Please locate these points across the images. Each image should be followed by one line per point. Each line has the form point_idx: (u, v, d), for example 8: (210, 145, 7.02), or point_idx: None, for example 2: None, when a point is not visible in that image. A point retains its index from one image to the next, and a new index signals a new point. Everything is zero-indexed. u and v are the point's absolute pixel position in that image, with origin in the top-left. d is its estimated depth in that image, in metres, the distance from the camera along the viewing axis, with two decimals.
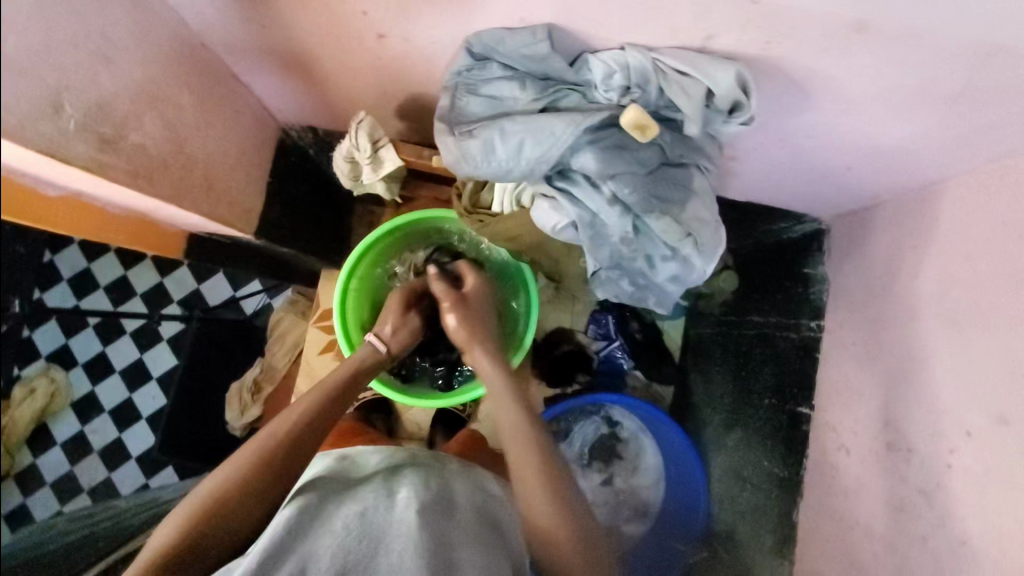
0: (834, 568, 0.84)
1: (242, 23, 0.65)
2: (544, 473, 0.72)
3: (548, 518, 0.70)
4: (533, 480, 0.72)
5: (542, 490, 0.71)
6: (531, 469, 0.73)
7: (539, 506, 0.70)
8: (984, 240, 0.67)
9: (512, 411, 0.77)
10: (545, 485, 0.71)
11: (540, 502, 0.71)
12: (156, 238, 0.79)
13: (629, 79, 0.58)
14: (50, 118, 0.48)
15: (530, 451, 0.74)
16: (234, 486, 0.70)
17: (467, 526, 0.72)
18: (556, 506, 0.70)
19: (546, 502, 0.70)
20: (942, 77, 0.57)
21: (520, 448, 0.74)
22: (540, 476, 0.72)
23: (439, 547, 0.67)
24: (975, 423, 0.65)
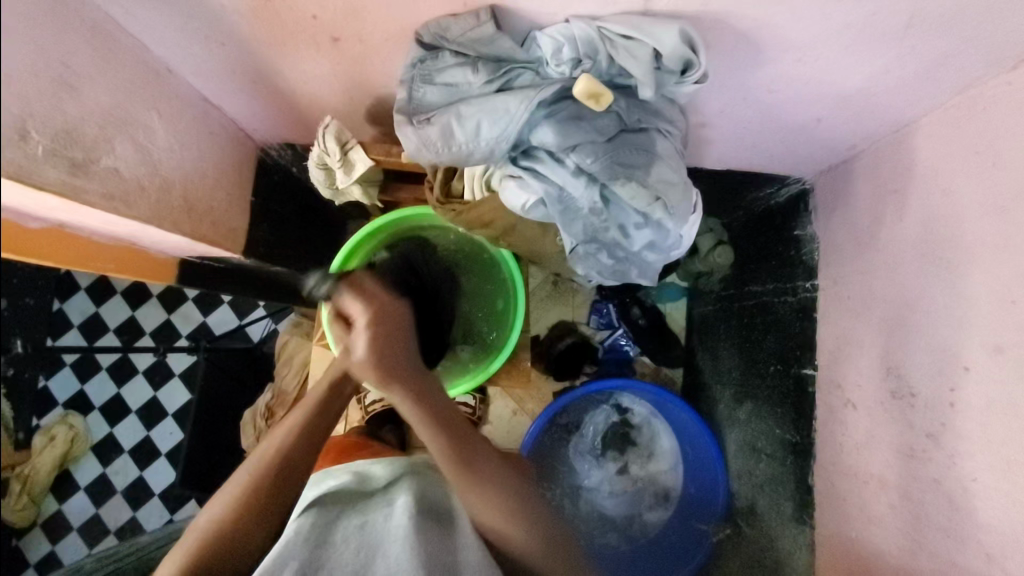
0: (854, 526, 0.82)
1: (203, 43, 0.67)
2: (490, 498, 0.71)
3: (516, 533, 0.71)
4: (490, 504, 0.71)
5: (501, 512, 0.71)
6: (490, 494, 0.71)
7: (504, 529, 0.71)
8: (960, 172, 0.67)
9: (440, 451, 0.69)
10: (492, 502, 0.71)
11: (503, 523, 0.71)
12: (152, 266, 0.79)
13: (578, 51, 0.59)
14: (18, 145, 0.50)
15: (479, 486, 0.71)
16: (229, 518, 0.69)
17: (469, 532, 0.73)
18: (527, 525, 0.71)
19: (509, 522, 0.71)
20: (887, 9, 0.57)
21: (462, 481, 0.70)
22: (486, 503, 0.71)
23: (436, 550, 0.69)
24: (971, 357, 0.64)
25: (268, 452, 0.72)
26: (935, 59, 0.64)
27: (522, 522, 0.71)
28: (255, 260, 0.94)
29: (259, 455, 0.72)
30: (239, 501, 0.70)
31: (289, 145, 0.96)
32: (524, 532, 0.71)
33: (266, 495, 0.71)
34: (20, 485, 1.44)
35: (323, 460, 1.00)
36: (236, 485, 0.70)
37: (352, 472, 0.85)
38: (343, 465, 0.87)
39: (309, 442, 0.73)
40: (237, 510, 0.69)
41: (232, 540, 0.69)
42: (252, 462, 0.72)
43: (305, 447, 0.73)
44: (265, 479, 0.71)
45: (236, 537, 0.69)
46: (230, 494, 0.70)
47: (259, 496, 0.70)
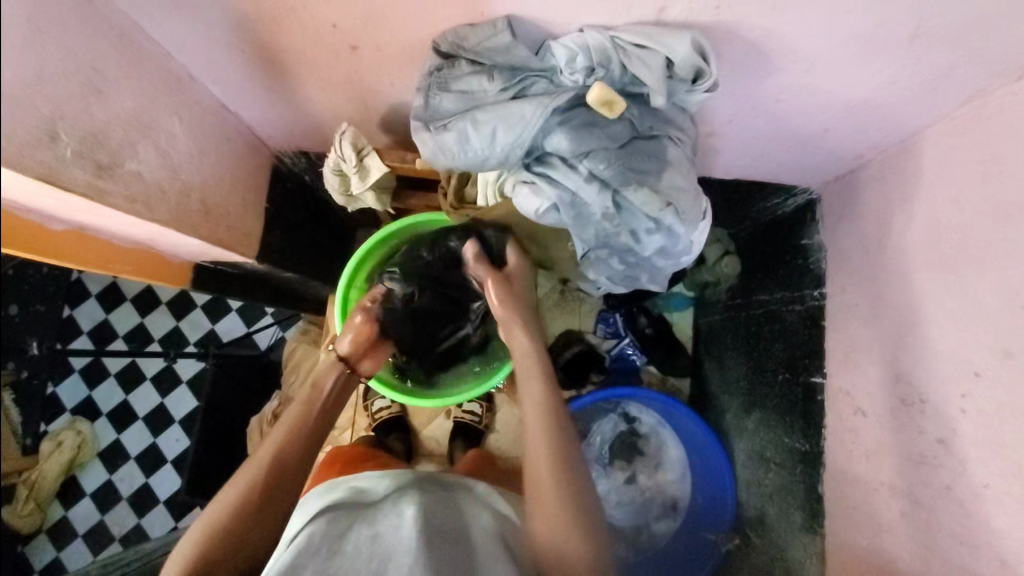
0: (866, 535, 0.81)
1: (224, 51, 0.69)
2: (562, 490, 0.73)
3: (559, 520, 0.71)
4: (549, 503, 0.72)
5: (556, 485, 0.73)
6: (548, 464, 0.74)
7: (559, 525, 0.71)
8: (968, 180, 0.67)
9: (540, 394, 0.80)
10: (559, 498, 0.72)
11: (550, 501, 0.72)
12: (162, 269, 0.81)
13: (592, 60, 0.60)
14: (46, 146, 0.51)
15: (548, 447, 0.75)
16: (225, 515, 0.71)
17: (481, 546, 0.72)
18: (569, 515, 0.71)
19: (558, 503, 0.72)
20: (894, 20, 0.59)
21: (540, 470, 0.74)
22: (554, 494, 0.72)
23: (449, 564, 0.68)
24: (982, 362, 0.64)
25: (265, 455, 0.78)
26: (940, 69, 0.65)
27: (564, 509, 0.71)
28: (268, 267, 0.95)
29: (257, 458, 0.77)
30: (244, 493, 0.73)
31: (303, 153, 0.98)
32: (573, 530, 0.70)
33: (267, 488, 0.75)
34: (27, 490, 1.44)
35: (329, 469, 0.99)
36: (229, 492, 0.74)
37: (358, 491, 0.85)
38: (347, 480, 0.88)
39: (301, 444, 0.81)
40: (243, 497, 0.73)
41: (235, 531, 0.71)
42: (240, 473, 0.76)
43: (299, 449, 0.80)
44: (266, 476, 0.76)
45: (239, 530, 0.71)
46: (233, 490, 0.74)
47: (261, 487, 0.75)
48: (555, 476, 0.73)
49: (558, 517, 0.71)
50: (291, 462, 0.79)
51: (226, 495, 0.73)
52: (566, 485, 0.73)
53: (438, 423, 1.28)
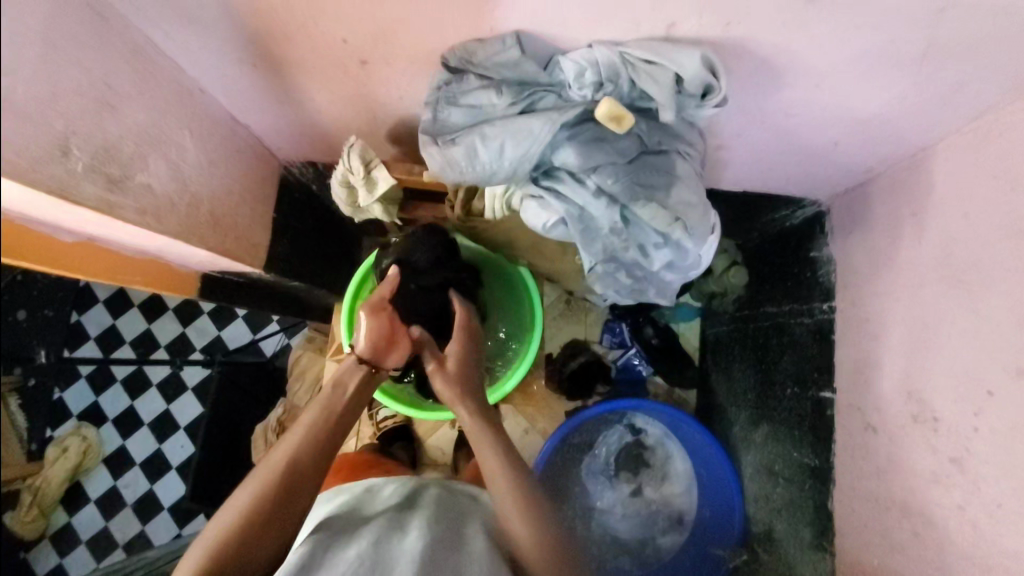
0: (876, 552, 0.80)
1: (234, 65, 0.69)
2: (525, 512, 0.72)
3: (523, 543, 0.71)
4: (518, 528, 0.72)
5: (526, 520, 0.72)
6: (508, 494, 0.73)
7: (527, 545, 0.71)
8: (980, 196, 0.67)
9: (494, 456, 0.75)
10: (524, 519, 0.72)
11: (521, 536, 0.72)
12: (171, 280, 0.81)
13: (600, 75, 0.61)
14: (60, 161, 0.52)
15: (502, 482, 0.74)
16: (245, 515, 0.67)
17: (482, 554, 0.71)
18: (539, 540, 0.71)
19: (528, 533, 0.72)
20: (906, 36, 0.58)
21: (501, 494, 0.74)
22: (519, 518, 0.72)
23: None
24: (995, 381, 0.63)
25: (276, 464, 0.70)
26: (952, 85, 0.65)
27: (534, 535, 0.71)
28: (275, 276, 0.96)
29: (268, 468, 0.70)
30: (263, 492, 0.69)
31: (311, 164, 0.98)
32: (541, 548, 0.71)
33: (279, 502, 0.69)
34: (31, 496, 1.44)
35: (334, 477, 0.99)
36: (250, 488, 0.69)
37: (362, 495, 0.84)
38: (354, 484, 0.88)
39: (315, 450, 0.73)
40: (253, 511, 0.67)
41: (256, 532, 0.67)
42: (261, 473, 0.70)
43: (313, 459, 0.73)
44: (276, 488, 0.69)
45: (245, 546, 0.66)
46: (251, 490, 0.69)
47: (274, 497, 0.69)
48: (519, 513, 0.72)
49: (530, 542, 0.71)
50: (306, 478, 0.71)
51: (243, 495, 0.68)
52: (534, 514, 0.72)
53: (441, 433, 1.27)
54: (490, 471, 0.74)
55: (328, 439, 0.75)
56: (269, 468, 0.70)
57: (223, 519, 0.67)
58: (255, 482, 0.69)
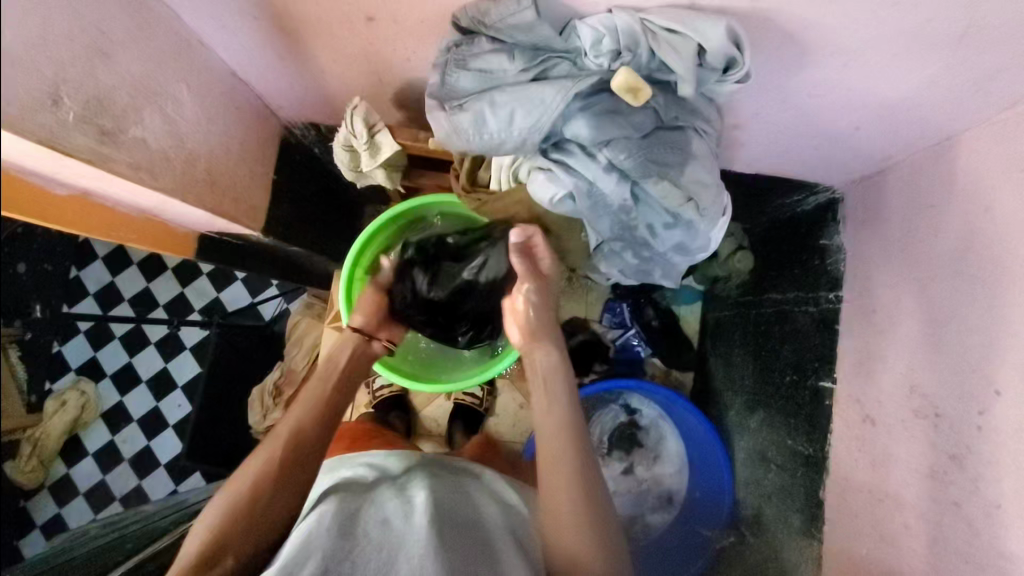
0: (866, 543, 0.81)
1: (235, 17, 0.66)
2: (581, 504, 0.69)
3: (572, 539, 0.68)
4: (569, 528, 0.68)
5: (574, 483, 0.70)
6: (565, 485, 0.70)
7: (579, 542, 0.68)
8: (1002, 190, 0.64)
9: (563, 395, 0.77)
10: (578, 514, 0.69)
11: (567, 503, 0.69)
12: (168, 239, 0.78)
13: (619, 43, 0.57)
14: (49, 110, 0.50)
15: (565, 466, 0.71)
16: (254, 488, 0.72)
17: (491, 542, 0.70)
18: (585, 530, 0.68)
19: (571, 503, 0.69)
20: (942, 17, 0.55)
21: (556, 484, 0.71)
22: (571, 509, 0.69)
23: (460, 555, 0.66)
24: (1004, 380, 0.62)
25: (267, 459, 0.74)
26: (986, 73, 0.62)
27: (580, 513, 0.69)
28: (274, 240, 0.94)
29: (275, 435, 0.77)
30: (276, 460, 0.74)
31: (313, 125, 0.95)
32: (593, 546, 0.67)
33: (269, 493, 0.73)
34: (31, 448, 1.45)
35: (336, 444, 0.99)
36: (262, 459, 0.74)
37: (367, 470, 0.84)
38: (359, 454, 0.88)
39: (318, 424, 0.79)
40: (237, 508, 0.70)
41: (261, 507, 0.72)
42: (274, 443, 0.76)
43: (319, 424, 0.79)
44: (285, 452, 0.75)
45: (249, 515, 0.71)
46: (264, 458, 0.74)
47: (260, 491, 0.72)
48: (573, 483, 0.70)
49: (571, 526, 0.68)
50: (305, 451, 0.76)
51: (251, 465, 0.74)
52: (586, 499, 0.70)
53: (437, 403, 1.27)
54: (551, 429, 0.74)
55: (324, 416, 0.80)
56: (276, 440, 0.76)
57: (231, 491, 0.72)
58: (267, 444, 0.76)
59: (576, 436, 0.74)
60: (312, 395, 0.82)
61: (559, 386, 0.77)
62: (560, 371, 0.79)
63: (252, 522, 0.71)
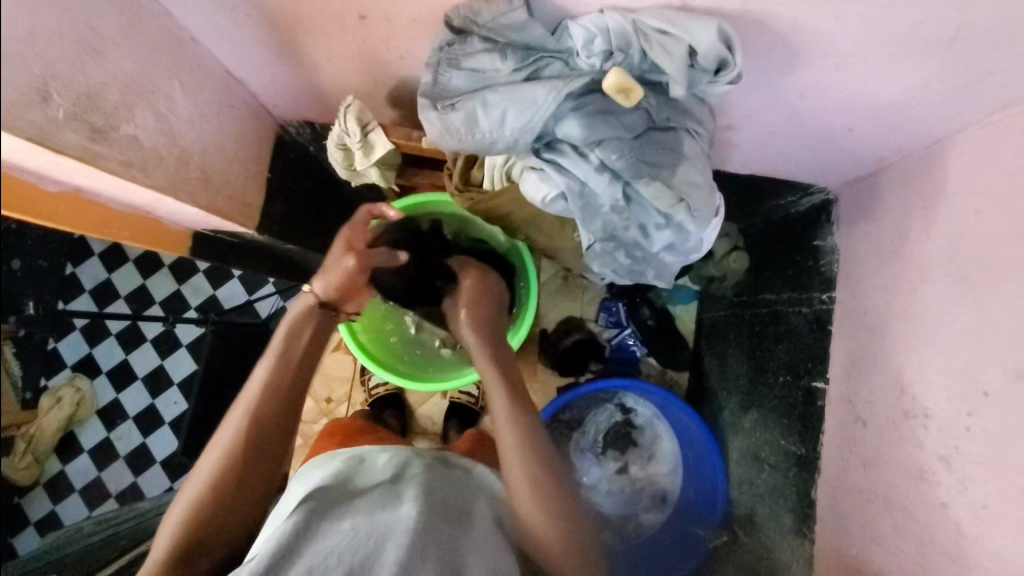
0: (856, 543, 0.81)
1: (227, 15, 0.66)
2: (542, 489, 0.70)
3: (536, 519, 0.70)
4: (532, 512, 0.70)
5: (542, 475, 0.71)
6: (521, 473, 0.71)
7: (541, 524, 0.70)
8: (992, 192, 0.64)
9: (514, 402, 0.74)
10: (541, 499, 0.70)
11: (535, 494, 0.70)
12: (161, 236, 0.78)
13: (610, 43, 0.58)
14: (39, 107, 0.50)
15: (520, 454, 0.72)
16: (218, 480, 0.67)
17: (479, 529, 0.71)
18: (547, 516, 0.70)
19: (541, 493, 0.70)
20: (932, 19, 0.55)
21: (511, 471, 0.72)
22: (534, 494, 0.70)
23: (447, 546, 0.66)
24: (992, 382, 0.62)
25: (225, 448, 0.68)
26: (977, 75, 0.62)
27: (538, 498, 0.70)
28: (269, 237, 0.95)
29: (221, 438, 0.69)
30: (235, 449, 0.68)
31: (308, 124, 0.95)
32: (556, 529, 0.70)
33: (239, 481, 0.68)
34: (25, 444, 1.43)
35: (326, 441, 0.99)
36: (220, 446, 0.68)
37: (354, 463, 0.84)
38: (349, 449, 0.89)
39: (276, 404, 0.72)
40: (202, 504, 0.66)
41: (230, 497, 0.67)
42: (229, 430, 0.69)
43: (276, 413, 0.72)
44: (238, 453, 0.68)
45: (219, 509, 0.67)
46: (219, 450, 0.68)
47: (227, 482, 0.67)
48: (530, 468, 0.71)
49: (535, 510, 0.70)
50: (265, 434, 0.71)
51: (210, 457, 0.68)
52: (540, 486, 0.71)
53: (433, 402, 1.28)
54: (504, 422, 0.74)
55: (284, 400, 0.73)
56: (232, 427, 0.69)
57: (190, 488, 0.67)
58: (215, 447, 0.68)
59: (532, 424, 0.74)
60: (267, 380, 0.72)
61: (505, 401, 0.75)
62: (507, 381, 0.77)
63: (218, 525, 0.67)
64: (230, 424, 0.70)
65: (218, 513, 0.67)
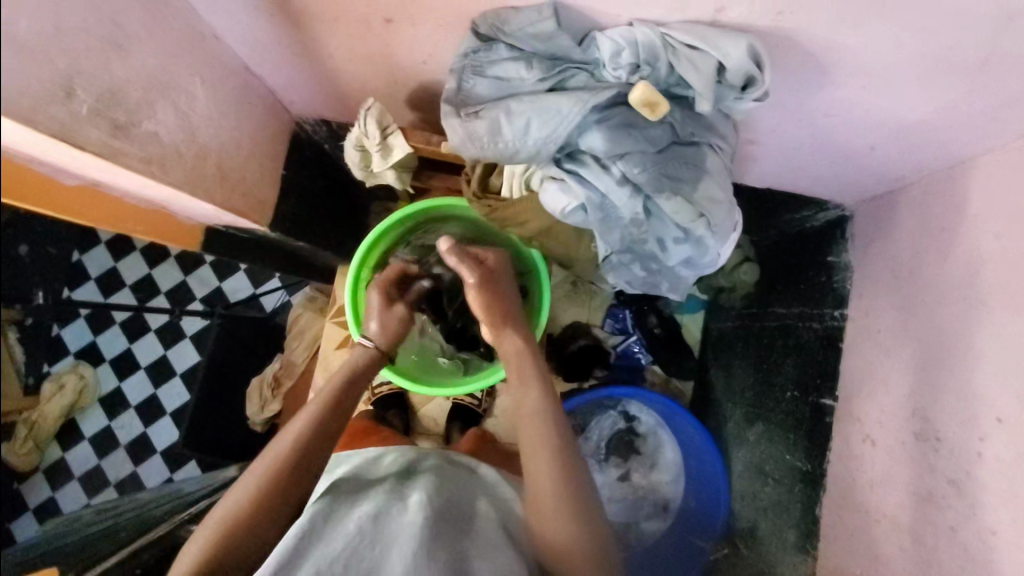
0: (860, 561, 0.81)
1: (252, 13, 0.66)
2: (563, 493, 0.70)
3: (559, 525, 0.69)
4: (552, 521, 0.69)
5: (557, 476, 0.71)
6: (545, 474, 0.71)
7: (563, 534, 0.68)
8: (1014, 218, 0.64)
9: (538, 397, 0.77)
10: (564, 505, 0.69)
11: (548, 493, 0.70)
12: (172, 230, 0.78)
13: (638, 56, 0.57)
14: (62, 102, 0.49)
15: (541, 459, 0.72)
16: (259, 503, 0.68)
17: (484, 537, 0.69)
18: (568, 522, 0.69)
19: (555, 494, 0.70)
20: (965, 43, 0.55)
21: (535, 470, 0.72)
22: (556, 496, 0.70)
23: (451, 553, 0.65)
24: (1008, 409, 0.61)
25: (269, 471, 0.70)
26: (1007, 99, 0.61)
27: (562, 502, 0.70)
28: (280, 235, 0.93)
29: (255, 475, 0.70)
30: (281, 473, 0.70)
31: (325, 122, 0.95)
32: (577, 535, 0.68)
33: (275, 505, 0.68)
34: (27, 430, 1.43)
35: (335, 442, 0.98)
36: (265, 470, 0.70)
37: (364, 464, 0.84)
38: (358, 450, 0.88)
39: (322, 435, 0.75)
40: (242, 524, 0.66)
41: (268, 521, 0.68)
42: (275, 456, 0.71)
43: (321, 445, 0.74)
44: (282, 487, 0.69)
45: (255, 532, 0.67)
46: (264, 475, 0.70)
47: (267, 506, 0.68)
48: (551, 466, 0.72)
49: (556, 518, 0.69)
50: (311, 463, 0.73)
51: (253, 476, 0.69)
52: (564, 488, 0.70)
53: (437, 403, 1.28)
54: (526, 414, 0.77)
55: (331, 426, 0.77)
56: (277, 454, 0.71)
57: (229, 509, 0.67)
58: (251, 480, 0.69)
59: (551, 421, 0.75)
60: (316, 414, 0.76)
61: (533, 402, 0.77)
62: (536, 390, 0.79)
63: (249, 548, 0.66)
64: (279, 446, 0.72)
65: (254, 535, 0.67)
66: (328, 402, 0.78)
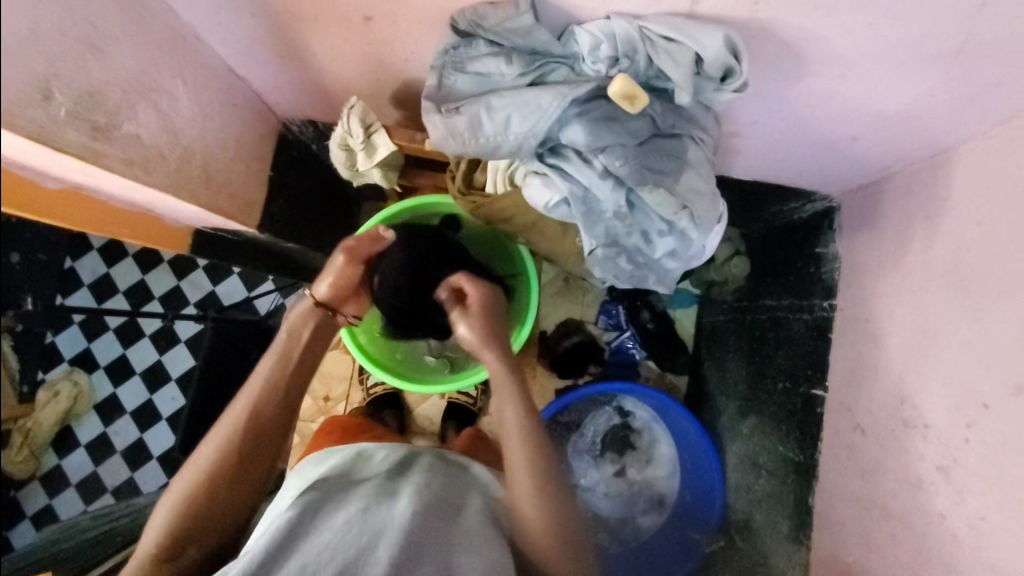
0: (854, 551, 0.81)
1: (231, 14, 0.66)
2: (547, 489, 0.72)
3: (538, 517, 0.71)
4: (540, 513, 0.71)
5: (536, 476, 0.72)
6: (524, 475, 0.72)
7: (543, 524, 0.71)
8: (995, 204, 0.64)
9: (511, 403, 0.77)
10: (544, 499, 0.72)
11: (524, 492, 0.72)
12: (157, 232, 0.78)
13: (616, 49, 0.58)
14: (40, 105, 0.49)
15: (523, 454, 0.73)
16: (217, 470, 0.67)
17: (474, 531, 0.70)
18: (546, 512, 0.71)
19: (536, 493, 0.72)
20: (939, 31, 0.55)
21: (518, 473, 0.73)
22: (541, 493, 0.71)
23: (439, 548, 0.65)
24: (992, 394, 0.62)
25: (228, 437, 0.69)
26: (985, 84, 0.62)
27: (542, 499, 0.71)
28: (269, 237, 0.93)
29: (215, 443, 0.69)
30: (239, 436, 0.70)
31: (312, 123, 0.95)
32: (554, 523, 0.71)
33: (235, 470, 0.68)
34: (21, 437, 1.45)
35: (326, 436, 0.99)
36: (225, 435, 0.69)
37: (354, 459, 0.84)
38: (348, 445, 0.88)
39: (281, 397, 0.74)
40: (201, 492, 0.66)
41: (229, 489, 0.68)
42: (233, 422, 0.71)
43: (280, 408, 0.74)
44: (233, 453, 0.69)
45: (218, 499, 0.67)
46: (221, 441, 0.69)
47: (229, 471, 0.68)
48: (538, 465, 0.73)
49: (537, 508, 0.71)
50: (270, 427, 0.72)
51: (214, 441, 0.69)
52: (544, 484, 0.72)
53: (431, 403, 1.28)
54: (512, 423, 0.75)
55: (292, 388, 0.76)
56: (234, 421, 0.71)
57: (188, 476, 0.67)
58: (211, 447, 0.69)
59: (534, 430, 0.75)
60: (270, 375, 0.75)
61: (505, 384, 0.78)
62: (506, 373, 0.79)
63: (212, 514, 0.66)
64: (236, 407, 0.72)
65: (216, 499, 0.67)
66: (285, 361, 0.77)
